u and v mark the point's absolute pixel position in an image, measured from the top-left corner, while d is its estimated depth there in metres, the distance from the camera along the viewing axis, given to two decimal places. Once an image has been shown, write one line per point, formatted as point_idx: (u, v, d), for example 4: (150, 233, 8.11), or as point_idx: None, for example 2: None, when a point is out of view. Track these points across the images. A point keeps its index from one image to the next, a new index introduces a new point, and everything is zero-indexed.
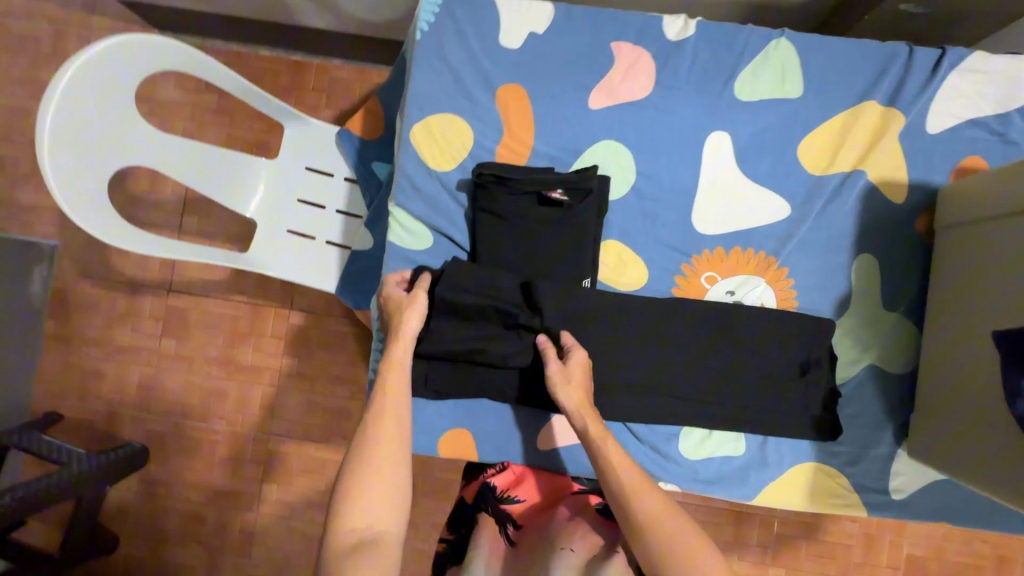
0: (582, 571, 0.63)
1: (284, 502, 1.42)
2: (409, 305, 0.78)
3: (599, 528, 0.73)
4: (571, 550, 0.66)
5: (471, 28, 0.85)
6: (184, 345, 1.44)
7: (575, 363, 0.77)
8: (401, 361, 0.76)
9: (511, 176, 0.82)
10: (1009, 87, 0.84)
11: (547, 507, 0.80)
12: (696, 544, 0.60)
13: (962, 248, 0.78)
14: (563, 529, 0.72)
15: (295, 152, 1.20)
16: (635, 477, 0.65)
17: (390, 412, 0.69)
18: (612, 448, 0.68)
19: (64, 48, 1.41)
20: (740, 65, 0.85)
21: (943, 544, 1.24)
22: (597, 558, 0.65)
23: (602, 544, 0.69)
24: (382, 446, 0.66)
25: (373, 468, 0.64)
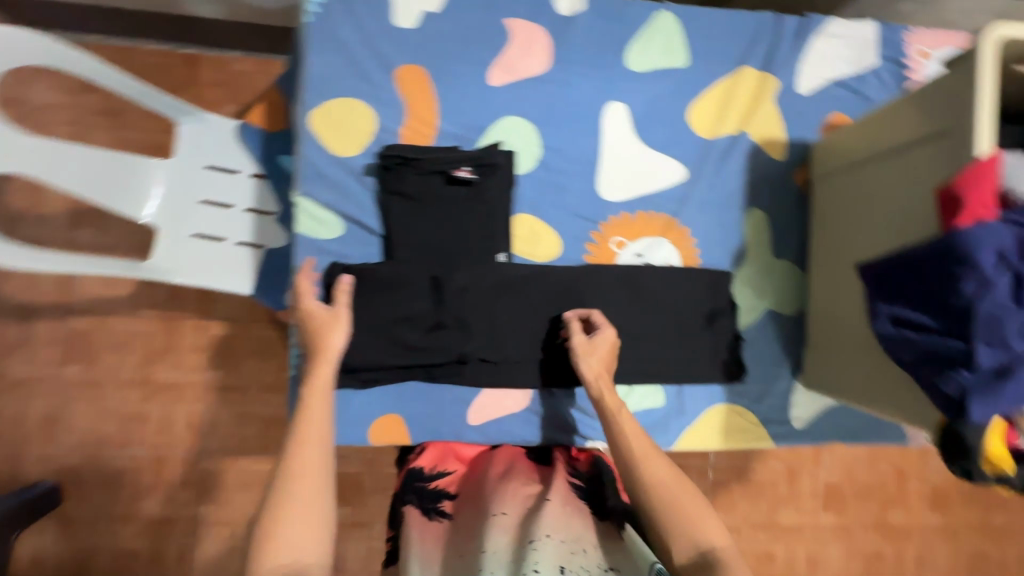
0: (513, 532, 0.68)
1: (225, 522, 1.36)
2: (335, 325, 0.76)
3: (528, 480, 0.78)
4: (503, 514, 0.71)
5: (363, 9, 0.84)
6: (91, 371, 1.33)
7: (602, 338, 0.80)
8: (325, 383, 0.72)
9: (417, 158, 0.83)
10: (861, 49, 0.94)
11: (478, 471, 0.83)
12: (691, 501, 0.65)
13: (838, 192, 0.85)
14: (495, 491, 0.75)
15: (192, 149, 1.13)
16: (644, 448, 0.69)
17: (314, 437, 0.66)
18: (627, 422, 0.72)
19: None
20: (630, 37, 0.90)
21: (852, 469, 1.38)
22: (527, 516, 0.70)
23: (534, 498, 0.74)
24: (305, 475, 0.63)
25: (298, 496, 0.61)
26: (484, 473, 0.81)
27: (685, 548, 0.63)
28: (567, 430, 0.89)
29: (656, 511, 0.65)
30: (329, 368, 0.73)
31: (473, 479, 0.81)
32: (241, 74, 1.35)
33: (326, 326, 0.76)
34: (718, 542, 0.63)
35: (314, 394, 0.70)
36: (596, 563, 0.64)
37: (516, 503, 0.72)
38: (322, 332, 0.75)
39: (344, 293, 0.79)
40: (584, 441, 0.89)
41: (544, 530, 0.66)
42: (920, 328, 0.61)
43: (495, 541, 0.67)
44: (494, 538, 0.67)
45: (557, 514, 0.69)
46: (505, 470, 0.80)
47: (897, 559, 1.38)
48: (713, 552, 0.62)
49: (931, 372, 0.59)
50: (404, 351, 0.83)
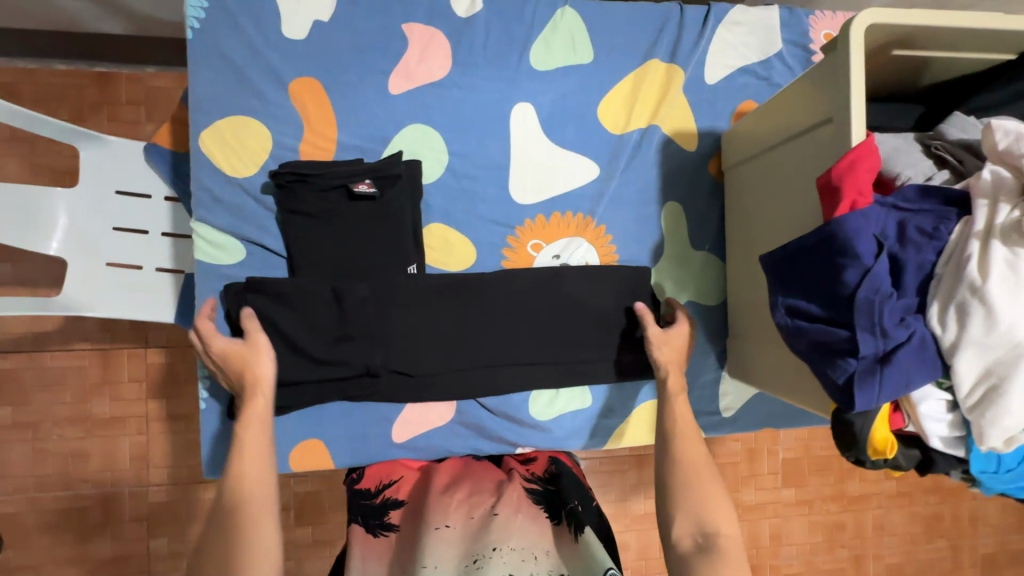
0: (457, 543, 0.69)
1: (180, 552, 1.35)
2: (257, 355, 0.75)
3: (476, 493, 0.78)
4: (446, 526, 0.71)
5: (250, 22, 0.81)
6: (23, 411, 1.30)
7: (676, 330, 0.84)
8: (261, 414, 0.72)
9: (312, 173, 0.79)
10: (767, 35, 0.94)
11: (426, 480, 0.83)
12: (707, 480, 0.71)
13: (748, 181, 0.86)
14: (438, 503, 0.75)
15: (96, 175, 1.07)
16: (687, 429, 0.75)
17: (254, 470, 0.68)
18: (681, 407, 0.78)
19: None
20: (533, 36, 0.88)
21: (808, 442, 1.40)
22: (469, 530, 0.70)
23: (481, 510, 0.74)
24: (248, 510, 0.65)
25: (248, 529, 0.64)
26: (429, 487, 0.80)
27: (688, 524, 0.69)
28: (497, 440, 0.88)
29: (673, 479, 0.72)
30: (265, 399, 0.73)
31: (419, 494, 0.81)
32: (159, 89, 1.29)
33: (249, 356, 0.75)
34: (724, 528, 0.69)
35: (243, 427, 0.71)
36: (546, 569, 0.65)
37: (461, 515, 0.73)
38: (249, 363, 0.74)
39: (253, 323, 0.77)
40: (514, 448, 0.89)
41: (492, 542, 0.66)
42: (812, 318, 0.61)
43: (439, 554, 0.67)
44: (437, 550, 0.67)
45: (507, 524, 0.69)
46: (448, 485, 0.80)
47: (857, 529, 1.41)
48: (717, 535, 0.68)
49: (823, 362, 0.59)
50: (318, 376, 0.81)
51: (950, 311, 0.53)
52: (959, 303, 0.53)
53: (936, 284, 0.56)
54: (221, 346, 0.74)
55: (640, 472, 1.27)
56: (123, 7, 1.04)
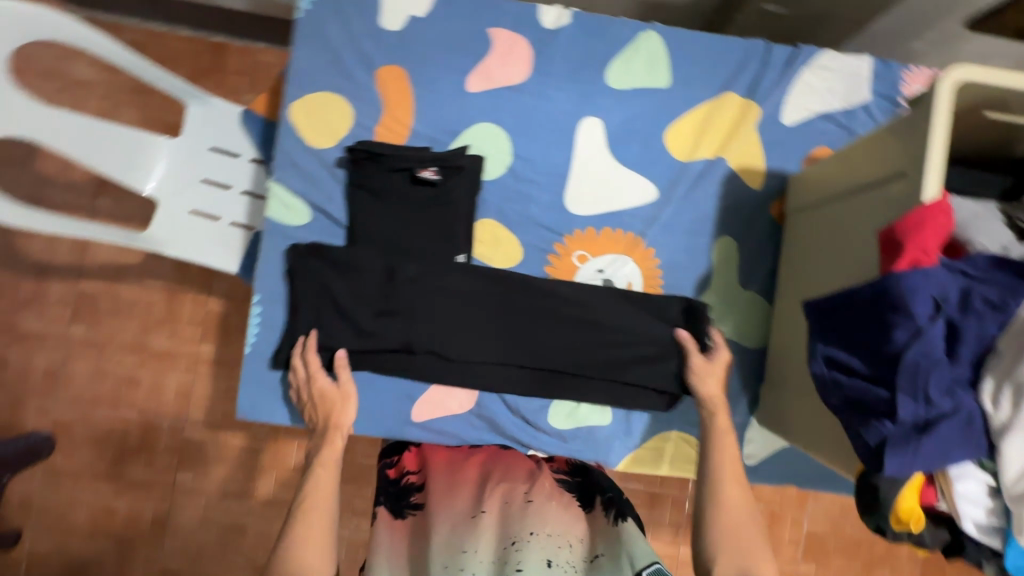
0: (495, 530, 0.69)
1: (200, 490, 1.47)
2: (347, 401, 0.80)
3: (507, 479, 0.78)
4: (483, 512, 0.72)
5: (353, 9, 0.87)
6: (95, 331, 1.46)
7: (719, 361, 0.83)
8: (335, 457, 0.76)
9: (385, 152, 0.85)
10: (854, 84, 0.91)
11: (447, 466, 0.82)
12: (748, 528, 0.68)
13: (809, 228, 0.84)
14: (473, 491, 0.76)
15: (199, 130, 1.19)
16: (731, 473, 0.72)
17: (321, 506, 0.71)
18: (731, 448, 0.74)
19: None
20: (612, 55, 0.90)
21: (839, 519, 1.30)
22: (508, 516, 0.71)
23: (517, 497, 0.74)
24: (312, 544, 0.67)
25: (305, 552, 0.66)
26: (462, 475, 0.80)
27: (728, 567, 0.67)
28: (511, 439, 0.88)
29: (716, 524, 0.69)
30: (342, 441, 0.78)
31: (440, 471, 0.81)
32: (263, 64, 1.41)
33: (337, 401, 0.80)
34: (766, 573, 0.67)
35: (318, 461, 0.74)
36: (579, 557, 0.68)
37: (495, 499, 0.74)
38: (337, 407, 0.80)
39: (344, 367, 0.83)
40: (528, 449, 0.88)
41: (529, 528, 0.68)
42: (852, 372, 0.59)
43: (477, 538, 0.68)
44: (476, 535, 0.69)
45: (542, 511, 0.71)
46: (483, 475, 0.80)
47: None
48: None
49: (857, 420, 0.57)
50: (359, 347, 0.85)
51: (1005, 390, 0.50)
52: (1017, 383, 0.50)
53: (994, 360, 0.52)
54: (320, 384, 0.81)
55: (649, 509, 1.23)
56: None
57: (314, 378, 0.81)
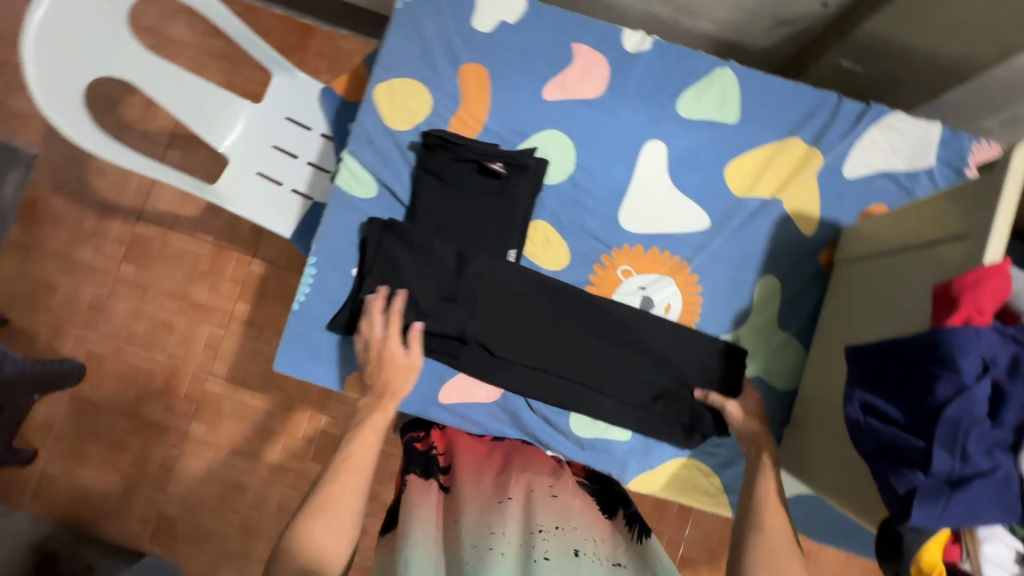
0: (520, 515, 0.67)
1: (209, 442, 1.51)
2: (411, 375, 0.82)
3: (532, 469, 0.80)
4: (508, 498, 0.71)
5: (449, 7, 0.93)
6: (142, 273, 1.53)
7: (749, 398, 0.84)
8: (379, 424, 0.77)
9: (457, 142, 0.89)
10: (921, 148, 0.92)
11: (476, 455, 0.84)
12: (791, 567, 0.68)
13: (857, 278, 0.84)
14: (497, 481, 0.76)
15: (280, 100, 1.28)
16: (773, 508, 0.73)
17: (357, 471, 0.71)
18: (774, 489, 0.75)
19: None
20: (686, 85, 0.93)
21: None
22: (531, 506, 0.69)
23: (540, 488, 0.74)
24: (341, 503, 0.68)
25: (334, 509, 0.67)
26: (486, 465, 0.81)
27: None
28: (532, 436, 0.89)
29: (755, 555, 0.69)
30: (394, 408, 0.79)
31: (467, 458, 0.82)
32: (345, 49, 1.49)
33: (401, 370, 0.81)
34: None
35: (365, 424, 0.75)
36: (607, 555, 0.65)
37: (521, 487, 0.73)
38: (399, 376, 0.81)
39: (417, 339, 0.83)
40: (547, 449, 0.89)
41: (554, 521, 0.66)
42: (888, 419, 0.59)
43: (504, 519, 0.66)
44: (502, 517, 0.67)
45: (566, 507, 0.70)
46: (505, 466, 0.80)
47: None
48: None
49: (886, 466, 0.57)
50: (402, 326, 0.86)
51: None
52: None
53: None
54: (392, 350, 0.81)
55: None
56: None
57: (387, 341, 0.82)
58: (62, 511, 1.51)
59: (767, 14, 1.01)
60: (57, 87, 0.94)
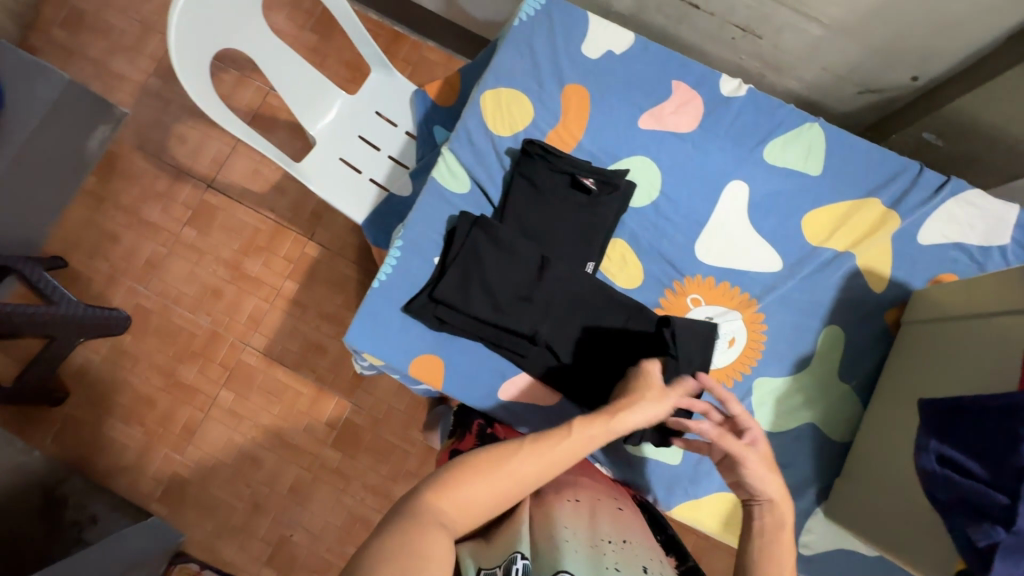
0: (590, 517, 0.71)
1: (235, 413, 1.49)
2: (647, 401, 0.73)
3: (594, 481, 0.82)
4: (577, 501, 0.74)
5: (562, 30, 0.99)
6: (202, 238, 1.57)
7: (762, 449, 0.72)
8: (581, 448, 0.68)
9: (556, 153, 0.94)
10: (996, 225, 0.95)
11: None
12: None
13: (923, 341, 0.86)
14: (568, 480, 0.79)
15: (373, 94, 1.35)
16: None
17: (546, 458, 0.65)
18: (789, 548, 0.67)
19: None
20: (774, 134, 0.98)
21: None
22: (601, 515, 0.72)
23: (607, 501, 0.77)
24: (498, 478, 0.63)
25: (496, 479, 0.63)
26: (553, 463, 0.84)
27: None
28: None
29: None
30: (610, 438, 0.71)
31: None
32: (430, 60, 1.59)
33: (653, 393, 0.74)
34: None
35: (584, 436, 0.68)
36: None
37: (589, 494, 0.76)
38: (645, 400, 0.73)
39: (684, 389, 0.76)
40: (596, 460, 0.91)
41: (622, 536, 0.69)
42: (969, 474, 0.59)
43: (577, 521, 0.69)
44: (575, 516, 0.69)
45: (631, 525, 0.73)
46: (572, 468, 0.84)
47: None
48: None
49: (967, 518, 0.58)
50: (485, 321, 0.89)
51: None
52: None
53: None
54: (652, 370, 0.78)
55: None
56: None
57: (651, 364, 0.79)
58: (75, 455, 1.46)
59: (854, 79, 1.07)
60: (188, 48, 0.99)
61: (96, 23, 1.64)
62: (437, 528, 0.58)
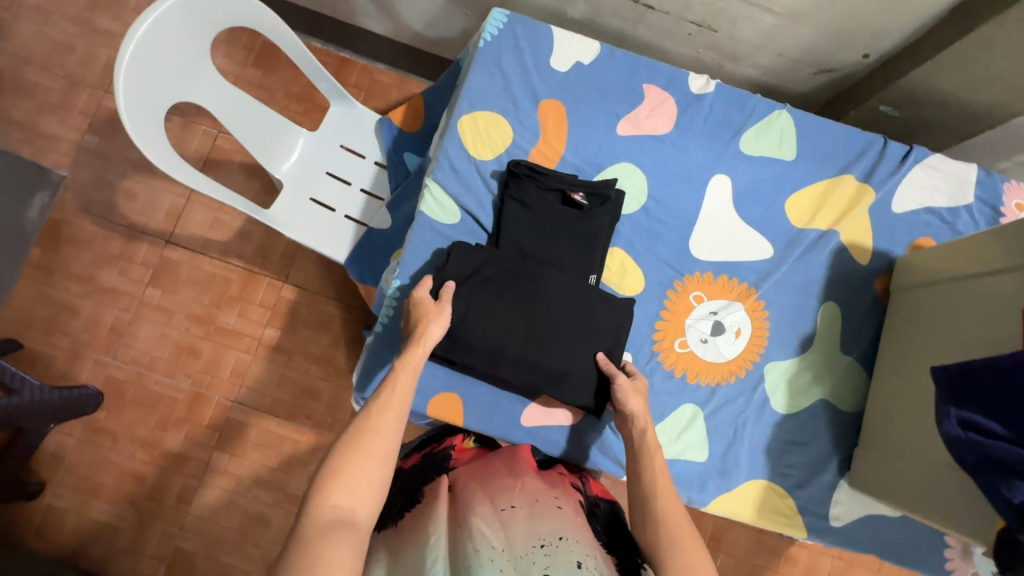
0: (520, 524, 0.66)
1: (232, 474, 1.41)
2: (432, 322, 0.82)
3: (535, 485, 0.76)
4: (512, 506, 0.69)
5: (528, 46, 0.99)
6: (168, 296, 1.48)
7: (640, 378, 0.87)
8: (413, 367, 0.78)
9: (543, 172, 0.94)
10: (959, 186, 1.01)
11: (482, 456, 0.86)
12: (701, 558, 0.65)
13: (916, 306, 0.90)
14: (504, 486, 0.74)
15: (336, 129, 1.30)
16: (668, 496, 0.71)
17: (395, 406, 0.72)
18: (658, 460, 0.75)
19: (126, 11, 1.56)
20: (747, 125, 1.00)
21: None
22: (535, 515, 0.68)
23: (540, 499, 0.72)
24: (371, 450, 0.66)
25: (368, 451, 0.66)
26: (495, 467, 0.80)
27: None
28: (610, 460, 0.92)
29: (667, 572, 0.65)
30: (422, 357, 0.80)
31: (474, 461, 0.84)
32: (382, 83, 1.55)
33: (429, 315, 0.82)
34: None
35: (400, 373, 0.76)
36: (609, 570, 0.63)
37: (526, 497, 0.71)
38: (425, 320, 0.81)
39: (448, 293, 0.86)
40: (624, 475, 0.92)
41: (557, 533, 0.65)
42: (991, 435, 0.64)
43: (508, 533, 0.65)
44: (504, 527, 0.65)
45: (566, 520, 0.68)
46: (515, 471, 0.79)
47: None
48: None
49: (995, 476, 0.62)
50: (484, 335, 0.87)
51: None
52: None
53: None
54: (421, 292, 0.84)
55: None
56: (397, 13, 1.35)
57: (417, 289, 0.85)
58: (66, 547, 1.36)
59: (809, 61, 1.11)
60: (137, 106, 0.92)
61: (17, 83, 1.53)
62: (335, 527, 0.59)
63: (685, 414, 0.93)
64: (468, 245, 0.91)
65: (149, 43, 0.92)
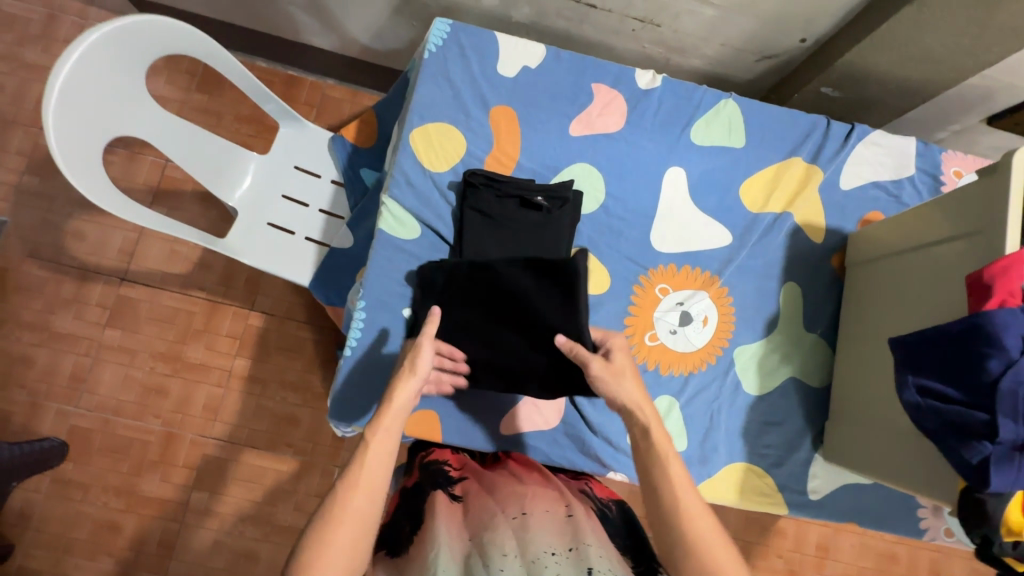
0: (530, 530, 0.65)
1: (215, 513, 1.37)
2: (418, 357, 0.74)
3: (545, 493, 0.75)
4: (524, 513, 0.68)
5: (474, 54, 0.98)
6: (128, 336, 1.42)
7: (619, 356, 0.76)
8: (393, 420, 0.69)
9: (499, 180, 0.94)
10: (900, 159, 1.05)
11: (480, 471, 0.84)
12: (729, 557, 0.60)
13: (873, 276, 0.92)
14: (513, 495, 0.73)
15: (289, 150, 1.27)
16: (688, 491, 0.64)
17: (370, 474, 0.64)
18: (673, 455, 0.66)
19: (54, 44, 1.49)
20: (696, 116, 1.02)
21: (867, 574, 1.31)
22: (547, 522, 0.66)
23: (550, 507, 0.71)
24: (341, 533, 0.60)
25: (336, 537, 0.60)
26: (503, 478, 0.80)
27: None
28: (594, 460, 0.92)
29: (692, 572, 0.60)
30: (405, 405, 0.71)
31: (482, 472, 0.83)
32: (333, 99, 1.53)
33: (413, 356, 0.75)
34: None
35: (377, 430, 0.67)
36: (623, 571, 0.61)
37: (537, 505, 0.70)
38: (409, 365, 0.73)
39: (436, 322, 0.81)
40: (608, 472, 0.93)
41: (569, 543, 0.63)
42: (946, 399, 0.67)
43: (521, 539, 0.63)
44: (515, 533, 0.64)
45: (580, 526, 0.66)
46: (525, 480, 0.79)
47: None
48: None
49: (954, 440, 0.65)
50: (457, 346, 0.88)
51: None
52: None
53: None
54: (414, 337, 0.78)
55: None
56: (339, 28, 1.33)
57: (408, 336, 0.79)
58: None
59: (750, 49, 1.14)
60: (71, 146, 0.88)
61: None
62: None
63: (661, 406, 0.94)
64: (434, 262, 0.92)
65: (76, 79, 0.87)
